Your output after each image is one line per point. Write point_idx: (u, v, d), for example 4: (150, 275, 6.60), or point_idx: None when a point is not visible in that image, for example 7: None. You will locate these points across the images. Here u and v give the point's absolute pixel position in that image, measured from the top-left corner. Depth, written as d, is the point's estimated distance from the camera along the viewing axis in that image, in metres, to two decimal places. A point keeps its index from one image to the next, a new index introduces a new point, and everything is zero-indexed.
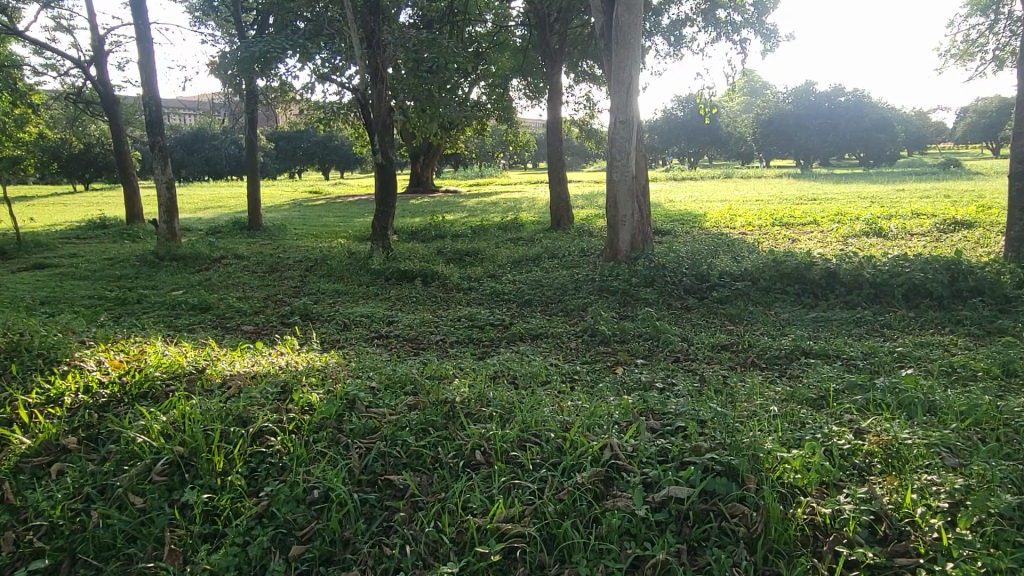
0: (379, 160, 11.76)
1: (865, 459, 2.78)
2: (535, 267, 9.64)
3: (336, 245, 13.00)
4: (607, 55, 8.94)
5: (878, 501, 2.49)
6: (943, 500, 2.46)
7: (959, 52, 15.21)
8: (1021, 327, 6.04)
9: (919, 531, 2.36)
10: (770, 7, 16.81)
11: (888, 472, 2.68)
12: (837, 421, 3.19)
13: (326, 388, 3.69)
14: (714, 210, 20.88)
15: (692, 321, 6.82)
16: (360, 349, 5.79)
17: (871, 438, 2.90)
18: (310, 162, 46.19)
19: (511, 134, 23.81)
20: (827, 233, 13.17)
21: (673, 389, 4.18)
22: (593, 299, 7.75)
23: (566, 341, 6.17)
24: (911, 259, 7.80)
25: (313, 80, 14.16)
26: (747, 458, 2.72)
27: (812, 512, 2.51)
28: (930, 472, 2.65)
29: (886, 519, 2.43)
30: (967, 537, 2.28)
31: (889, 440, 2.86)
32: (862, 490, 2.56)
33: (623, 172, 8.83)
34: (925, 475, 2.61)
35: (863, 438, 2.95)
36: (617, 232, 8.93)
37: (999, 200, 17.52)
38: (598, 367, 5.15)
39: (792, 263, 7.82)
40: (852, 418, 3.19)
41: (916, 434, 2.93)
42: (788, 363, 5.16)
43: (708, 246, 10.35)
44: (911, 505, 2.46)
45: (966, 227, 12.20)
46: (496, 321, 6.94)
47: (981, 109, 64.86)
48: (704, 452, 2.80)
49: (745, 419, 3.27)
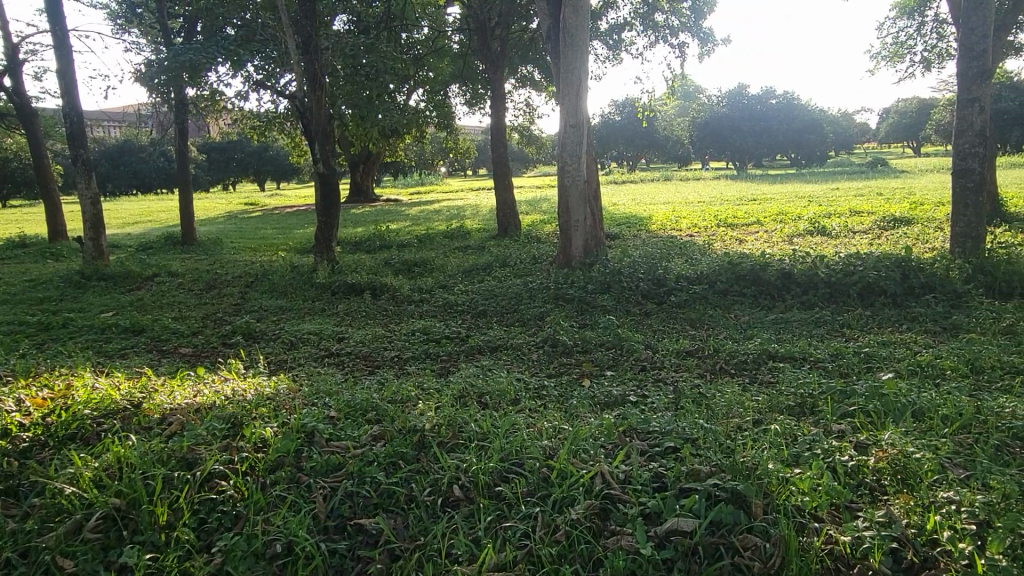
0: (321, 170, 11.34)
1: (875, 476, 2.71)
2: (487, 275, 9.41)
3: (277, 259, 12.50)
4: (553, 57, 8.78)
5: (899, 526, 2.42)
6: (970, 521, 2.39)
7: (889, 54, 15.68)
8: (975, 323, 6.13)
9: (949, 557, 2.28)
10: (706, 12, 17.02)
11: (902, 490, 2.61)
12: (832, 434, 3.11)
13: (278, 420, 3.38)
14: (658, 212, 21.03)
15: (653, 327, 6.70)
16: (311, 370, 5.46)
17: (875, 452, 2.84)
18: (244, 173, 44.89)
19: (452, 140, 23.53)
20: (772, 233, 13.33)
21: (649, 402, 4.02)
22: (549, 308, 7.57)
23: (527, 353, 5.97)
24: (862, 257, 7.89)
25: (247, 88, 13.62)
26: (751, 483, 2.61)
27: (831, 541, 2.42)
28: (944, 489, 2.59)
29: (911, 545, 2.36)
30: (1002, 562, 2.20)
31: (897, 454, 2.79)
32: (879, 513, 2.48)
33: (574, 177, 8.70)
34: (943, 493, 2.55)
35: (868, 453, 2.88)
36: (570, 237, 8.79)
37: (929, 197, 18.15)
38: (565, 381, 4.95)
39: (747, 264, 7.81)
40: (846, 430, 3.12)
41: (921, 445, 2.87)
42: (757, 368, 5.08)
43: (660, 249, 10.32)
44: (936, 528, 2.39)
45: (904, 223, 12.52)
46: (452, 334, 6.68)
47: (902, 109, 67.72)
48: (704, 478, 2.69)
49: (734, 434, 3.13)
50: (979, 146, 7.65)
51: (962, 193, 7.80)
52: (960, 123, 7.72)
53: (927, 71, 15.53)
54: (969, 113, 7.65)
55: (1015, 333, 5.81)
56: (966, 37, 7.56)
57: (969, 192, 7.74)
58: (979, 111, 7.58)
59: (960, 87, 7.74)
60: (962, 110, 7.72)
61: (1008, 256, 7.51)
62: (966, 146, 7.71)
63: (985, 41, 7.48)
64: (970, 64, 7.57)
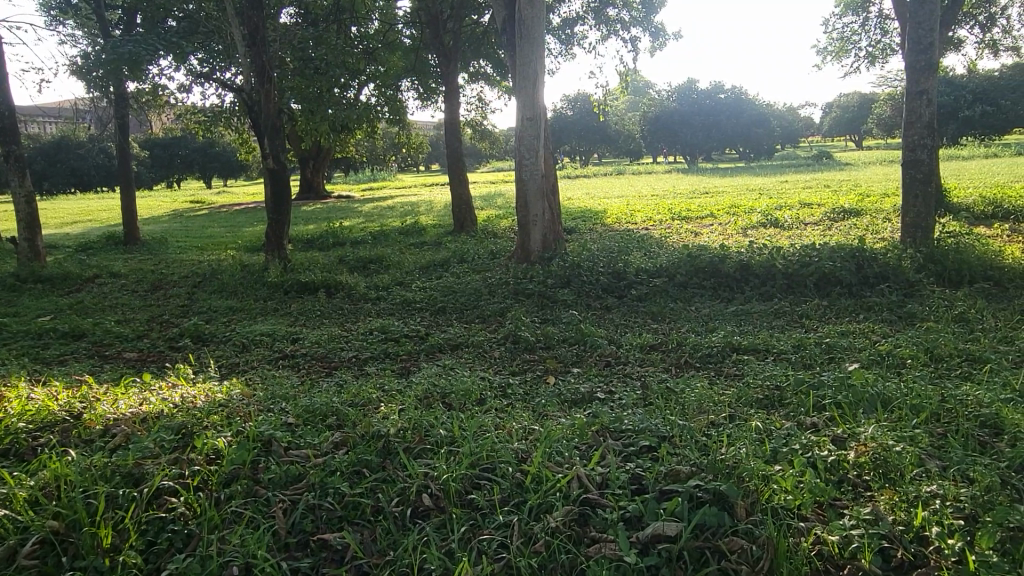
0: (271, 166, 11.00)
1: (858, 472, 2.72)
2: (444, 272, 9.24)
3: (225, 258, 12.09)
4: (509, 50, 8.65)
5: (886, 523, 2.42)
6: (957, 517, 2.40)
7: (835, 49, 15.98)
8: (929, 312, 6.24)
9: (938, 554, 2.29)
10: (657, 7, 17.08)
11: (886, 486, 2.62)
12: (809, 429, 3.12)
13: (233, 428, 3.19)
14: (613, 206, 21.09)
15: (615, 322, 6.64)
16: (265, 374, 5.23)
17: (855, 447, 2.86)
18: (189, 171, 43.60)
19: (404, 135, 23.20)
20: (726, 226, 13.46)
21: (617, 399, 3.95)
22: (510, 304, 7.46)
23: (489, 351, 5.84)
24: (817, 248, 7.97)
25: (190, 81, 13.12)
26: (732, 483, 2.59)
27: (820, 541, 2.40)
28: (928, 482, 2.61)
29: (900, 543, 2.36)
30: (992, 558, 2.20)
31: (876, 447, 2.80)
32: (865, 510, 2.48)
33: (532, 171, 8.59)
34: (926, 487, 2.56)
35: (848, 448, 2.89)
36: (528, 232, 8.68)
37: (875, 188, 18.61)
38: (529, 378, 4.84)
39: (706, 257, 7.82)
40: (823, 424, 3.13)
41: (898, 437, 2.89)
42: (721, 361, 5.06)
43: (618, 243, 10.30)
44: (923, 524, 2.40)
45: (853, 215, 12.78)
46: (411, 332, 6.50)
47: (844, 104, 69.55)
48: (685, 479, 2.66)
49: (708, 431, 3.10)
50: (928, 138, 7.82)
51: (912, 184, 7.94)
52: (909, 115, 7.86)
53: (872, 65, 15.89)
54: (917, 106, 7.78)
55: (967, 321, 5.93)
56: (914, 30, 7.70)
57: (919, 183, 7.89)
58: (927, 104, 7.72)
59: (908, 80, 7.87)
60: (911, 102, 7.85)
61: (956, 245, 7.68)
62: (914, 138, 7.87)
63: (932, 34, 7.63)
64: (918, 57, 7.71)
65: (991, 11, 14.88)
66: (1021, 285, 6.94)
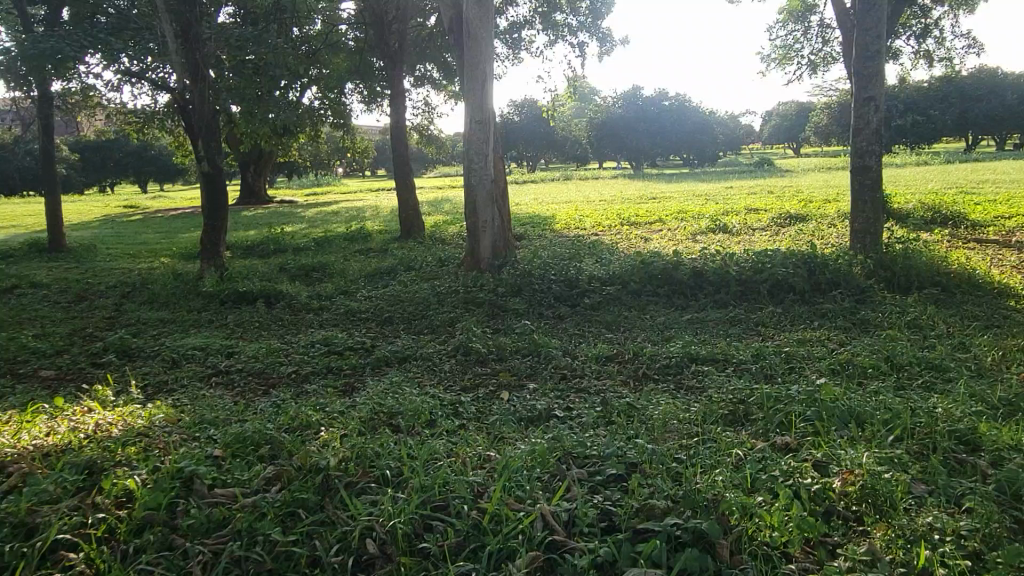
0: (206, 169, 10.47)
1: (848, 504, 2.58)
2: (390, 280, 8.90)
3: (158, 266, 11.47)
4: (457, 52, 8.38)
5: (883, 564, 2.25)
6: (960, 554, 2.25)
7: (778, 57, 16.22)
8: (882, 319, 6.21)
9: None
10: (604, 12, 17.06)
11: (877, 519, 2.49)
12: (788, 454, 2.97)
13: (149, 464, 2.85)
14: (561, 212, 21.01)
15: (569, 331, 6.43)
16: (195, 394, 4.83)
17: (840, 475, 2.72)
18: (123, 174, 41.89)
19: (349, 140, 22.66)
20: (675, 231, 13.46)
21: (577, 419, 3.71)
22: (459, 313, 7.18)
23: (439, 364, 5.55)
24: (769, 254, 7.93)
25: (119, 80, 12.42)
26: (714, 520, 2.41)
27: None
28: (922, 515, 2.47)
29: None
30: None
31: (862, 474, 2.67)
32: (858, 548, 2.33)
33: (481, 177, 8.33)
34: (924, 519, 2.43)
35: (834, 475, 2.75)
36: (477, 239, 8.43)
37: (818, 195, 18.98)
38: (482, 395, 4.58)
39: (659, 264, 7.69)
40: (801, 450, 3.00)
41: (879, 461, 2.78)
42: (680, 373, 4.88)
43: (569, 249, 10.11)
44: (928, 564, 2.22)
45: (800, 221, 12.92)
46: (356, 345, 6.15)
47: (783, 113, 71.47)
48: (662, 517, 2.48)
49: (682, 459, 2.92)
50: (875, 144, 7.86)
51: (860, 190, 7.97)
52: (857, 122, 7.88)
53: (813, 74, 16.18)
54: (866, 112, 7.80)
55: (921, 328, 5.91)
56: (861, 37, 7.72)
57: (867, 189, 7.92)
58: (875, 110, 7.73)
59: (856, 87, 7.88)
60: (859, 109, 7.86)
61: (904, 251, 7.73)
62: (862, 145, 7.89)
63: (879, 41, 7.67)
64: (866, 64, 7.74)
65: (925, 22, 15.29)
66: (968, 291, 7.00)
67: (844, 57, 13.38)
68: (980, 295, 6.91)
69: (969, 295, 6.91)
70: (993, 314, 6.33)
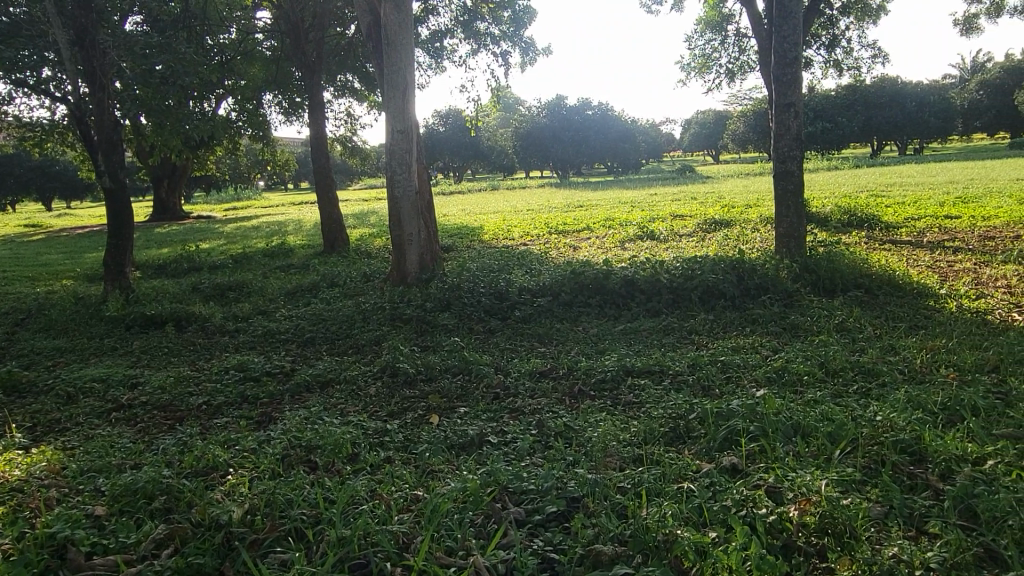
0: (108, 184, 9.80)
1: (809, 536, 2.43)
2: (312, 297, 8.48)
3: (58, 289, 10.67)
4: (375, 58, 8.05)
5: None
6: None
7: (697, 65, 16.52)
8: (810, 323, 6.24)
9: None
10: (526, 22, 17.02)
11: (840, 552, 2.34)
12: (738, 480, 2.83)
13: (15, 530, 2.60)
14: (489, 222, 20.84)
15: (501, 347, 6.20)
16: (91, 433, 4.37)
17: (797, 503, 2.58)
18: (25, 191, 39.40)
19: (269, 153, 21.88)
20: (603, 239, 13.46)
21: (512, 445, 3.50)
22: (386, 331, 6.86)
23: (363, 387, 5.23)
24: (698, 261, 7.92)
25: (11, 90, 11.52)
26: (667, 566, 2.27)
27: None
28: (884, 545, 2.34)
29: None
30: None
31: (820, 502, 2.54)
32: None
33: (405, 188, 8.00)
34: (889, 550, 2.29)
35: (790, 503, 2.61)
36: (403, 253, 8.12)
37: (740, 200, 19.43)
38: (411, 421, 4.30)
39: (590, 273, 7.56)
40: (752, 474, 2.87)
41: (834, 483, 2.67)
42: (616, 387, 4.73)
43: (498, 260, 9.91)
44: None
45: (725, 226, 13.12)
46: (274, 369, 5.76)
47: (702, 120, 73.56)
48: (609, 564, 2.32)
49: (628, 493, 2.75)
50: (796, 149, 7.94)
51: (784, 195, 8.04)
52: (778, 127, 7.94)
53: (730, 81, 16.53)
54: (786, 118, 7.86)
55: (849, 331, 5.95)
56: (779, 44, 7.82)
57: (790, 194, 8.00)
58: (795, 116, 7.81)
59: (776, 93, 7.94)
60: (779, 115, 7.93)
61: (827, 255, 7.85)
62: (785, 150, 7.96)
63: (796, 49, 7.77)
64: (785, 70, 7.82)
65: (834, 32, 15.82)
66: (889, 292, 7.13)
67: (759, 66, 13.70)
68: (900, 296, 7.05)
69: (891, 296, 7.03)
70: (915, 313, 6.44)
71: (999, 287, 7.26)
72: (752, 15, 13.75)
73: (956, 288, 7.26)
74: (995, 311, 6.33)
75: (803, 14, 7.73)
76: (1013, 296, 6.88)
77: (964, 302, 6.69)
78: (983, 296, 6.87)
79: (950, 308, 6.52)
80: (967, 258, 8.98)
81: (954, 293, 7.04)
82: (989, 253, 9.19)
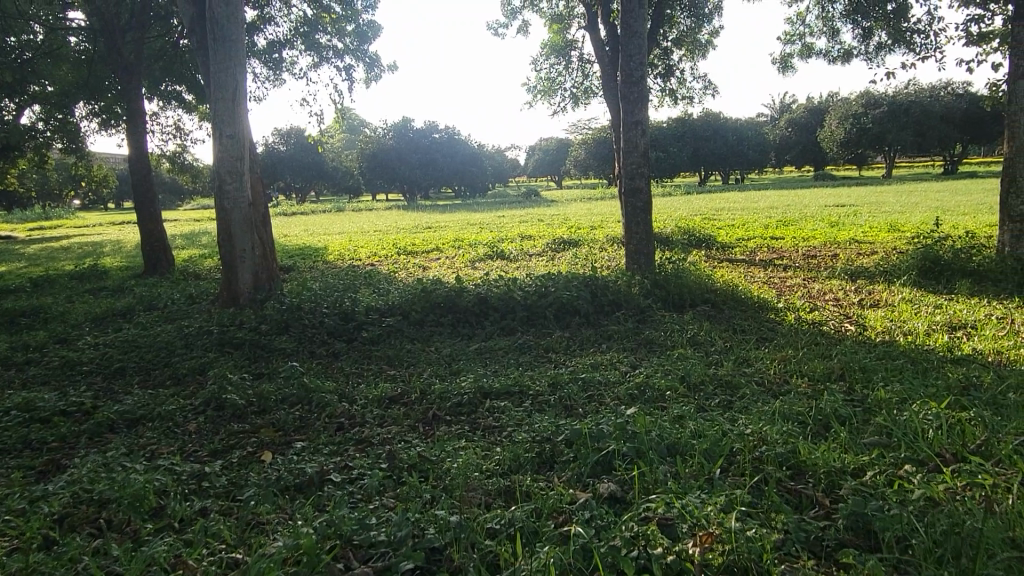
0: None
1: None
2: (125, 322, 7.43)
3: None
4: (199, 55, 7.22)
5: None
6: None
7: (542, 88, 16.76)
8: (664, 337, 6.22)
9: None
10: (371, 36, 16.53)
11: None
12: (622, 513, 2.54)
13: None
14: (334, 242, 19.93)
15: (346, 372, 5.64)
16: None
17: (695, 537, 2.32)
18: None
19: (82, 167, 19.68)
20: (454, 259, 13.15)
21: (361, 483, 3.01)
22: (212, 358, 6.07)
23: (182, 423, 4.49)
24: (552, 278, 7.76)
25: None
26: None
27: None
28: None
29: None
30: None
31: (721, 536, 2.30)
32: None
33: (236, 200, 7.22)
34: None
35: (688, 537, 2.35)
36: (235, 271, 7.32)
37: (584, 222, 19.92)
38: (237, 462, 3.67)
39: (441, 291, 7.18)
40: (638, 505, 2.59)
41: (727, 511, 2.44)
42: (475, 411, 4.35)
43: (342, 280, 9.29)
44: None
45: (573, 246, 13.26)
46: (69, 407, 4.84)
47: (544, 147, 76.00)
48: None
49: (501, 540, 2.38)
50: (644, 167, 8.03)
51: (633, 212, 8.10)
52: (627, 145, 8.01)
53: (575, 105, 16.91)
54: (633, 135, 7.96)
55: (701, 345, 5.97)
56: (626, 63, 7.91)
57: (639, 211, 8.07)
58: (641, 133, 7.92)
59: (624, 111, 8.01)
60: (627, 133, 8.00)
61: (674, 271, 7.99)
62: (634, 168, 8.02)
63: (642, 68, 7.89)
64: (632, 89, 7.91)
65: (668, 63, 16.64)
66: (733, 306, 7.32)
67: (603, 90, 14.08)
68: (744, 309, 7.25)
69: (735, 310, 7.21)
70: (759, 326, 6.61)
71: (828, 300, 7.67)
72: (595, 41, 14.14)
73: (792, 302, 7.58)
74: (829, 322, 6.63)
75: (647, 35, 7.88)
76: (842, 308, 7.27)
77: (801, 314, 6.98)
78: (816, 309, 7.22)
79: (789, 320, 6.77)
80: (797, 274, 9.52)
81: (791, 306, 7.35)
82: (815, 269, 9.81)
